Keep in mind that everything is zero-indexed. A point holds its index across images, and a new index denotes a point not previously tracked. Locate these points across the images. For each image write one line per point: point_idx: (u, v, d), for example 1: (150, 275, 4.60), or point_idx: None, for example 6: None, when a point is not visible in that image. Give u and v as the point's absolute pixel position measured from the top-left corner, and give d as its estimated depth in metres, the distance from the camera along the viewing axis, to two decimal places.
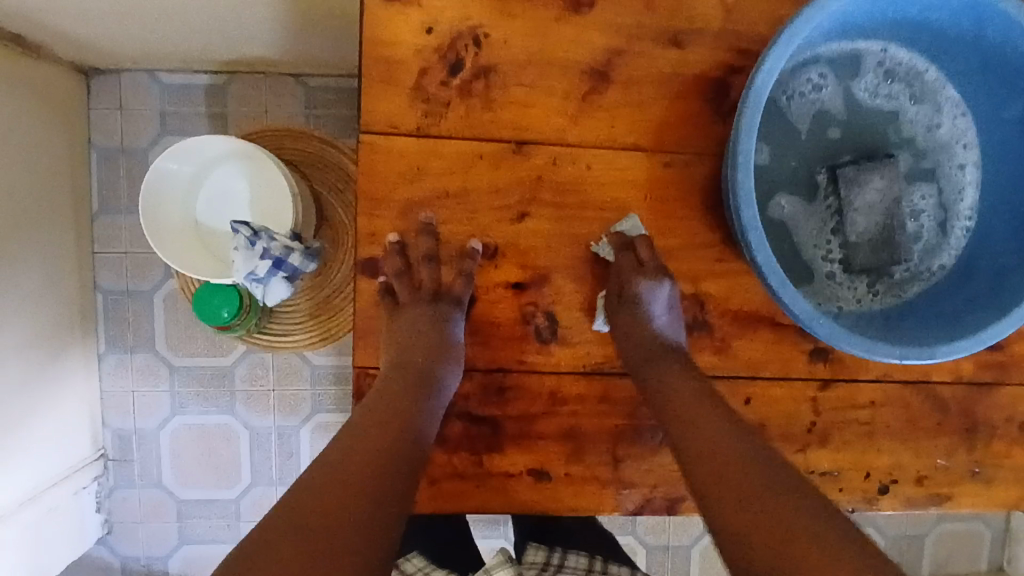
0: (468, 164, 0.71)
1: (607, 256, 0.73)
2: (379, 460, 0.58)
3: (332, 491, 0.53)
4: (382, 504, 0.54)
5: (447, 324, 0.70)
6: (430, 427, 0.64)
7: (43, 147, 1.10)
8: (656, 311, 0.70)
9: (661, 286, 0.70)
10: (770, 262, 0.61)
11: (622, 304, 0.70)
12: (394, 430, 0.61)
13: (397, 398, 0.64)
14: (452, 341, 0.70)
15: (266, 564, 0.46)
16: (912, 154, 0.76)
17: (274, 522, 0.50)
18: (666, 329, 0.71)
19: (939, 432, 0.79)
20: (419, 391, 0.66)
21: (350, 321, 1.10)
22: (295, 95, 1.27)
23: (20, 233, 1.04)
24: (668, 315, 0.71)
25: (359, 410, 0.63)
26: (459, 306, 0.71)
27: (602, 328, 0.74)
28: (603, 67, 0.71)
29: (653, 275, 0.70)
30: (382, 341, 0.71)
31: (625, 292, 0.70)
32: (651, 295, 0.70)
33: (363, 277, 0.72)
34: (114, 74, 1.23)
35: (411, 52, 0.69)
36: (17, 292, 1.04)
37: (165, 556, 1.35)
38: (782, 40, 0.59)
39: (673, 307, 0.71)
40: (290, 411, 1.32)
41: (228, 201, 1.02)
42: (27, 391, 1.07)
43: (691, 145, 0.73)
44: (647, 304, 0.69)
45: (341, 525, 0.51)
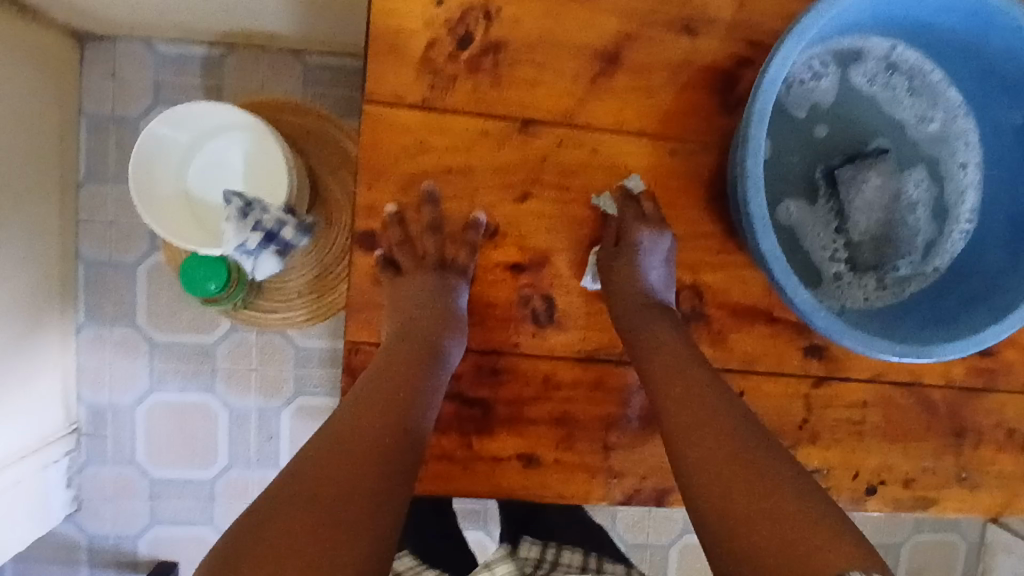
0: (473, 140, 0.70)
1: (607, 210, 0.72)
2: (386, 432, 0.56)
3: (335, 464, 0.52)
4: (390, 476, 0.53)
5: (450, 293, 0.70)
6: (435, 400, 0.63)
7: (30, 111, 1.07)
8: (652, 263, 0.70)
9: (662, 237, 0.70)
10: (775, 252, 0.61)
11: (618, 250, 0.70)
12: (399, 402, 0.60)
13: (401, 369, 0.63)
14: (456, 313, 0.70)
15: (271, 531, 0.46)
16: (912, 152, 0.76)
17: (275, 497, 0.49)
18: (659, 284, 0.71)
19: (927, 435, 0.79)
20: (421, 363, 0.64)
21: (343, 301, 1.09)
22: (294, 72, 1.25)
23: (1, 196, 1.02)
24: (663, 268, 0.71)
25: (361, 382, 0.62)
26: (464, 277, 0.71)
27: (591, 285, 0.72)
28: (613, 51, 0.71)
29: (655, 227, 0.70)
30: (385, 316, 0.70)
31: (623, 239, 0.70)
32: (652, 243, 0.70)
33: (360, 249, 0.70)
34: (108, 40, 1.21)
35: (421, 23, 0.67)
36: None
37: (136, 536, 1.32)
38: (796, 31, 0.59)
39: (668, 261, 0.71)
40: (272, 393, 1.30)
41: (223, 171, 1.00)
42: None
43: (697, 134, 0.73)
44: (645, 253, 0.69)
45: (344, 499, 0.50)
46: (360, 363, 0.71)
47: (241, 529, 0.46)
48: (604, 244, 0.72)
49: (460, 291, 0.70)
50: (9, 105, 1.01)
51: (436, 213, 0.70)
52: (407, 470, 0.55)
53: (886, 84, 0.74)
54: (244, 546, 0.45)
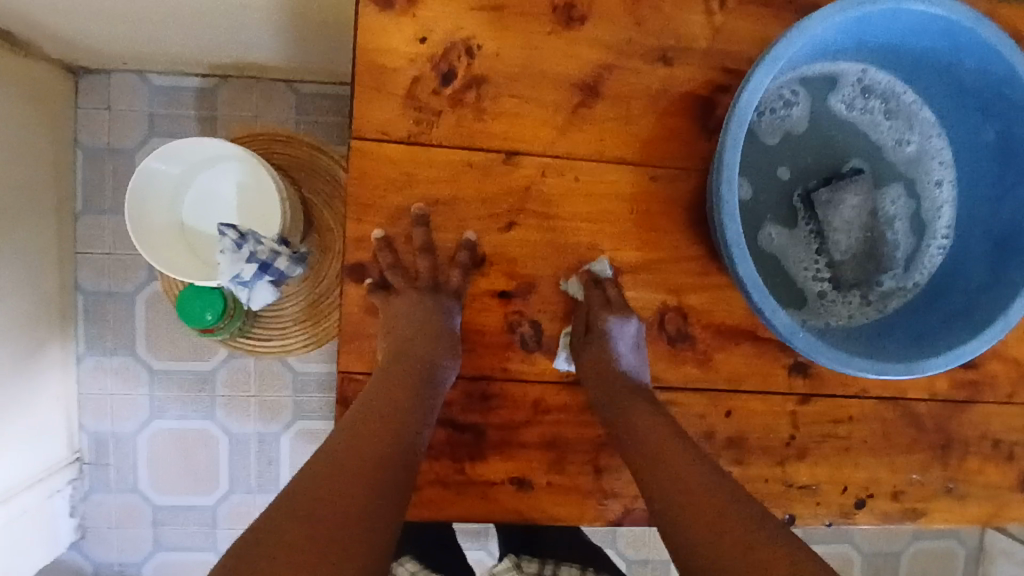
0: (458, 172, 0.72)
1: (576, 295, 0.74)
2: (381, 451, 0.58)
3: (336, 485, 0.53)
4: (387, 496, 0.54)
5: (444, 313, 0.71)
6: (431, 418, 0.65)
7: (27, 144, 1.10)
8: (622, 350, 0.70)
9: (628, 322, 0.70)
10: (752, 276, 0.62)
11: (589, 338, 0.71)
12: (395, 421, 0.61)
13: (397, 388, 0.65)
14: (450, 332, 0.70)
15: (274, 547, 0.47)
16: (888, 170, 0.77)
17: (274, 517, 0.49)
18: (633, 369, 0.70)
19: (914, 447, 0.81)
20: (417, 383, 0.65)
21: (336, 328, 1.10)
22: (287, 101, 1.28)
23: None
24: (634, 354, 0.71)
25: (357, 402, 0.63)
26: (456, 298, 0.72)
27: (564, 366, 0.74)
28: (593, 81, 0.73)
29: (621, 312, 0.71)
30: (380, 340, 0.71)
31: (592, 328, 0.70)
32: (620, 329, 0.70)
33: (350, 281, 0.72)
34: (104, 75, 1.24)
35: (405, 60, 0.69)
36: None
37: (140, 563, 1.33)
38: (765, 62, 0.61)
39: (638, 345, 0.72)
40: (271, 418, 1.31)
41: (215, 202, 1.02)
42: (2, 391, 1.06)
43: (677, 160, 0.75)
44: (613, 339, 0.70)
45: (344, 517, 0.51)
46: (353, 393, 0.73)
47: (242, 547, 0.47)
48: (574, 329, 0.73)
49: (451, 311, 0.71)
50: (6, 141, 1.03)
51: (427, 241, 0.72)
52: (403, 488, 0.56)
53: (860, 106, 0.76)
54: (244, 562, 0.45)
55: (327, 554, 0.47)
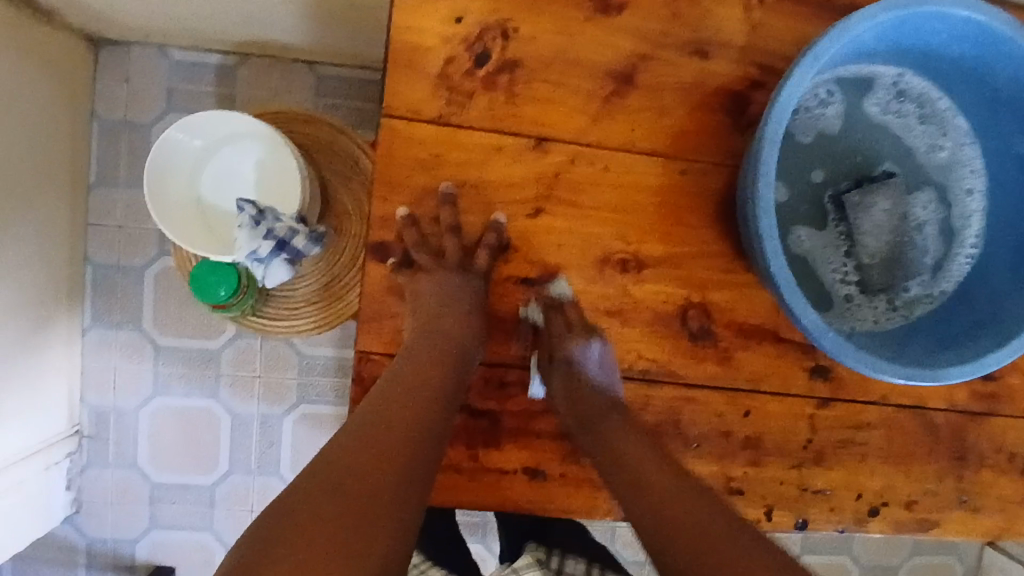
0: (487, 156, 0.71)
1: (535, 319, 0.72)
2: (406, 430, 0.57)
3: (365, 461, 0.53)
4: (414, 474, 0.54)
5: (471, 295, 0.70)
6: (454, 400, 0.64)
7: (45, 112, 1.10)
8: (589, 370, 0.69)
9: (592, 345, 0.69)
10: (784, 273, 0.61)
11: (555, 366, 0.69)
12: (421, 400, 0.61)
13: (421, 367, 0.64)
14: (477, 315, 0.70)
15: (304, 519, 0.47)
16: (919, 176, 0.76)
17: (303, 491, 0.49)
18: (603, 383, 0.69)
19: (931, 457, 0.80)
20: (444, 364, 0.65)
21: (351, 310, 1.09)
22: (306, 82, 1.27)
23: (14, 199, 1.04)
24: (602, 373, 0.70)
25: (381, 381, 0.63)
26: (485, 281, 0.71)
27: (538, 394, 0.72)
28: (628, 71, 0.72)
29: (581, 335, 0.69)
30: (405, 319, 0.70)
31: (555, 356, 0.69)
32: (583, 353, 0.68)
33: (373, 260, 0.71)
34: (124, 48, 1.24)
35: (440, 39, 0.69)
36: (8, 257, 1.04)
37: (134, 540, 1.33)
38: (807, 58, 0.60)
39: (607, 364, 0.70)
40: (275, 399, 1.31)
41: (236, 179, 1.01)
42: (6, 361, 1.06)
43: (708, 154, 0.74)
44: (577, 362, 0.68)
45: (373, 493, 0.50)
46: (371, 373, 0.72)
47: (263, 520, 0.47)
48: (540, 353, 0.71)
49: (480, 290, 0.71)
50: (21, 107, 1.03)
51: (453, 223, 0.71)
52: (427, 469, 0.56)
53: (894, 110, 0.75)
54: (270, 540, 0.45)
55: (360, 531, 0.47)
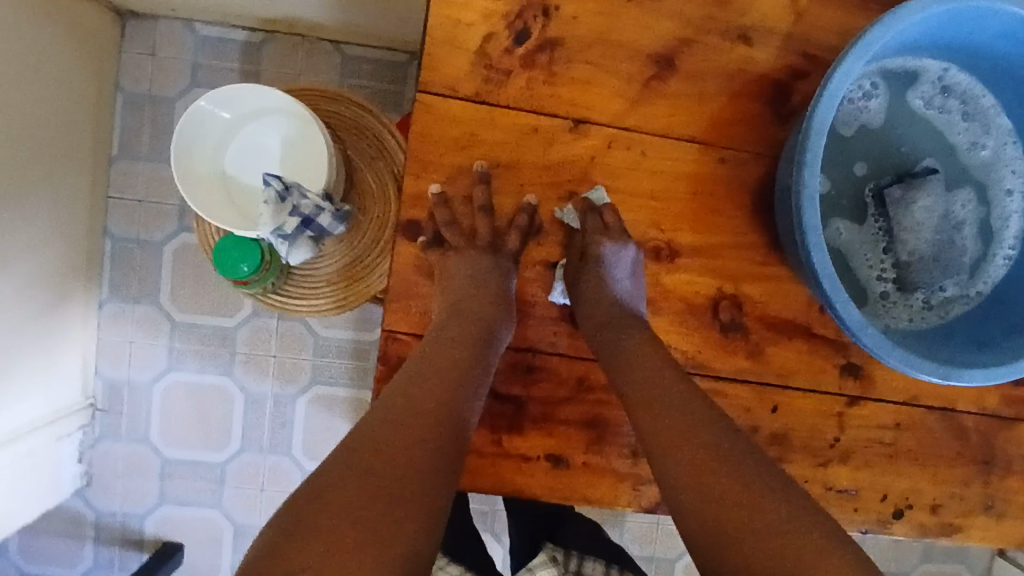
0: (522, 137, 0.70)
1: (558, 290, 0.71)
2: (435, 413, 0.56)
3: (392, 442, 0.52)
4: (441, 457, 0.53)
5: (501, 275, 0.69)
6: (483, 384, 0.63)
7: (70, 81, 1.09)
8: (617, 276, 0.68)
9: (626, 249, 0.69)
10: (826, 266, 0.60)
11: (584, 266, 0.69)
12: (450, 383, 0.60)
13: (451, 349, 0.63)
14: (506, 295, 0.69)
15: (332, 503, 0.46)
16: (961, 174, 0.74)
17: (331, 472, 0.49)
18: (628, 296, 0.69)
19: (958, 461, 0.79)
20: (474, 344, 0.64)
21: (374, 290, 1.07)
22: (331, 61, 1.26)
23: (37, 166, 1.04)
24: (630, 280, 0.69)
25: (410, 361, 0.62)
26: (514, 262, 0.70)
27: (561, 299, 0.71)
28: (668, 55, 0.71)
29: (616, 237, 0.69)
30: (435, 299, 0.69)
31: (587, 255, 0.68)
32: (614, 256, 0.68)
33: (402, 238, 0.70)
34: (150, 20, 1.23)
35: (480, 15, 0.68)
36: (28, 224, 1.03)
37: (142, 515, 1.33)
38: (860, 45, 0.58)
39: (636, 273, 0.70)
40: (289, 380, 1.31)
41: (261, 153, 1.00)
42: (23, 330, 1.06)
43: (747, 143, 0.72)
44: (608, 267, 0.68)
45: (401, 476, 0.50)
46: (396, 353, 0.71)
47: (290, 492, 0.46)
48: (569, 258, 0.71)
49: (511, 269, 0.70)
50: (47, 74, 1.02)
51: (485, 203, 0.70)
52: (455, 452, 0.55)
53: (937, 105, 0.73)
54: (297, 524, 0.44)
55: (389, 515, 0.46)
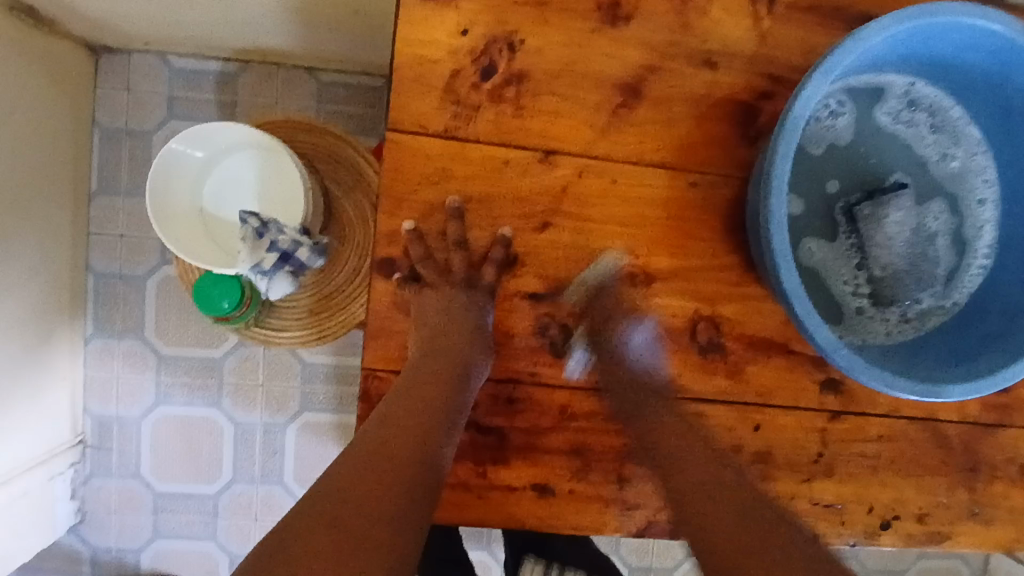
0: (493, 170, 0.70)
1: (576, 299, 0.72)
2: (411, 453, 0.56)
3: (363, 487, 0.51)
4: (413, 499, 0.53)
5: (477, 312, 0.70)
6: (459, 420, 0.63)
7: (45, 120, 1.09)
8: (635, 343, 0.71)
9: (643, 326, 0.71)
10: (797, 289, 0.61)
11: (604, 341, 0.71)
12: (427, 421, 0.60)
13: (427, 386, 0.63)
14: (482, 330, 0.69)
15: (300, 550, 0.45)
16: (931, 185, 0.75)
17: (299, 517, 0.48)
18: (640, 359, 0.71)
19: (942, 469, 0.79)
20: (449, 380, 0.64)
21: (357, 319, 1.07)
22: (307, 89, 1.27)
23: (15, 208, 1.03)
24: (647, 351, 0.72)
25: (386, 399, 0.62)
26: (491, 297, 0.71)
27: (574, 372, 0.72)
28: (636, 82, 0.71)
29: (636, 315, 0.71)
30: (413, 333, 0.70)
31: (603, 332, 0.70)
32: (634, 332, 0.71)
33: (379, 275, 0.70)
34: (124, 55, 1.23)
35: (446, 52, 0.68)
36: (9, 265, 1.03)
37: (138, 549, 1.32)
38: (821, 70, 0.59)
39: (651, 348, 0.72)
40: (278, 408, 1.30)
41: (239, 188, 1.00)
42: (9, 371, 1.05)
43: (717, 166, 0.73)
44: (625, 335, 0.70)
45: (372, 520, 0.49)
46: (377, 391, 0.71)
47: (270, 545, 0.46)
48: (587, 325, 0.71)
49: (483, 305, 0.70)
50: (21, 115, 1.03)
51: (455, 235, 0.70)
52: (429, 493, 0.55)
53: (904, 119, 0.74)
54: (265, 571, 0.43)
55: (359, 563, 0.45)
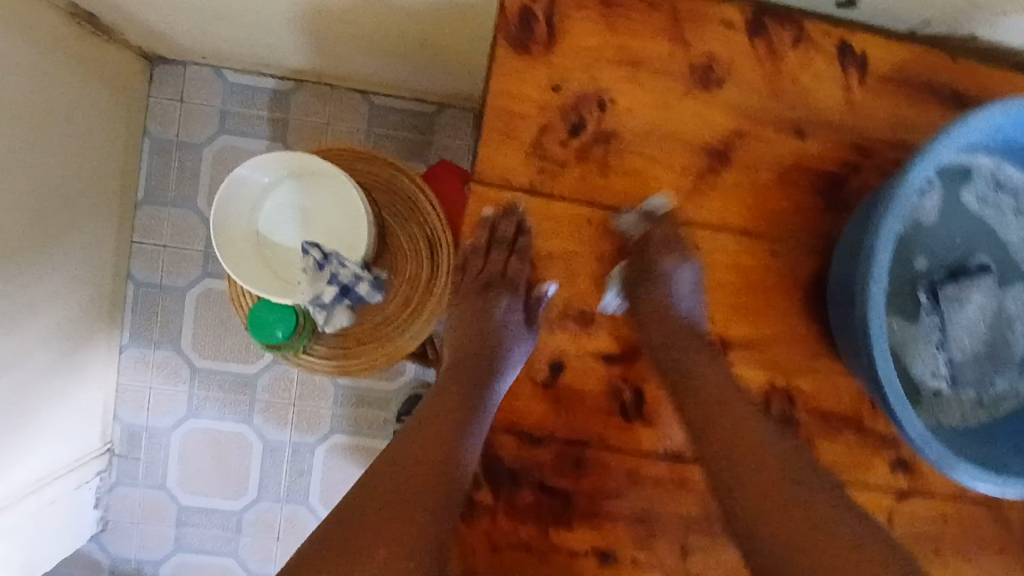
0: (577, 228, 0.70)
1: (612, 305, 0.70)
2: (423, 464, 0.57)
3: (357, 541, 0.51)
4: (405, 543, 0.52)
5: (507, 345, 0.68)
6: (474, 439, 0.61)
7: (97, 128, 1.09)
8: (678, 292, 0.69)
9: (684, 266, 0.69)
10: (890, 375, 0.60)
11: (647, 283, 0.68)
12: (446, 429, 0.60)
13: (448, 398, 0.63)
14: (507, 358, 0.68)
15: None
16: (1017, 267, 0.73)
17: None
18: (688, 314, 0.69)
19: (1010, 557, 0.77)
20: (467, 406, 0.63)
21: (409, 346, 1.01)
22: (359, 111, 1.25)
23: (64, 218, 1.03)
24: (691, 295, 0.69)
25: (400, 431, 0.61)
26: (527, 330, 0.70)
27: (610, 306, 0.70)
28: (723, 148, 0.70)
29: (679, 256, 0.69)
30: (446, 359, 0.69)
31: (649, 270, 0.68)
32: (676, 272, 0.68)
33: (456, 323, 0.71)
34: (180, 66, 1.23)
35: (536, 108, 0.68)
36: (53, 274, 1.02)
37: (158, 561, 1.30)
38: (925, 158, 0.58)
39: (696, 288, 0.70)
40: (307, 428, 1.28)
41: (293, 216, 1.00)
42: (49, 381, 1.06)
43: (800, 236, 0.72)
44: (670, 283, 0.68)
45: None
46: None
47: None
48: (631, 261, 0.69)
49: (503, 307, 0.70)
50: (76, 125, 1.03)
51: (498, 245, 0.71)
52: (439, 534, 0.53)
53: (990, 201, 0.72)
54: None
55: None
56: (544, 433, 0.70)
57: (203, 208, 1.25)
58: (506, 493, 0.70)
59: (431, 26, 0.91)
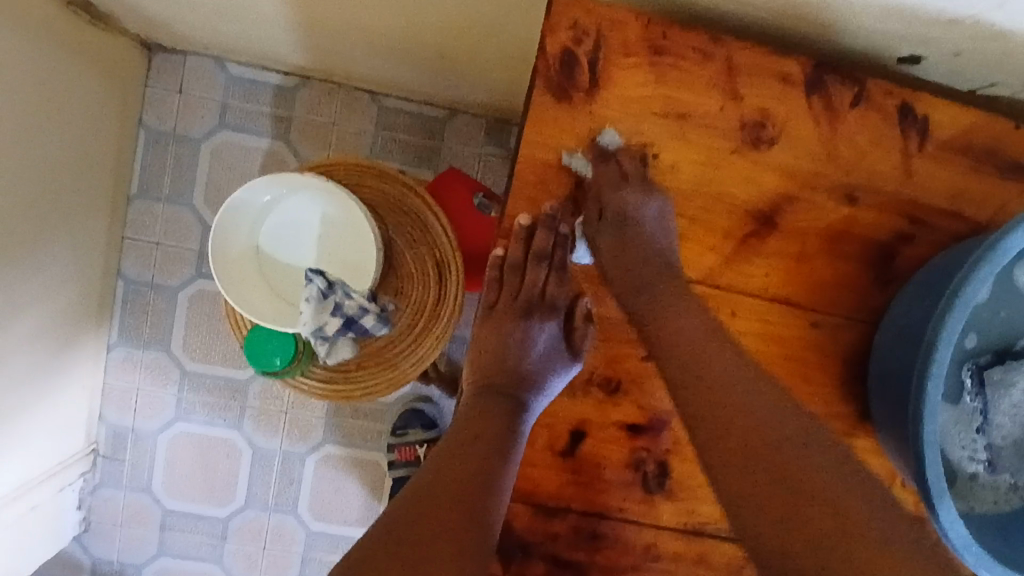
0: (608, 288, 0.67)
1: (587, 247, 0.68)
2: (467, 472, 0.55)
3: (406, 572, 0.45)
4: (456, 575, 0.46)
5: (547, 369, 0.66)
6: (504, 487, 0.57)
7: (93, 118, 0.99)
8: (647, 230, 0.63)
9: (648, 202, 0.63)
10: (939, 480, 0.55)
11: (602, 227, 0.65)
12: (485, 452, 0.58)
13: (480, 420, 0.61)
14: (544, 386, 0.65)
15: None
16: None
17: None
18: (660, 241, 0.64)
19: None
20: (499, 445, 0.59)
21: (410, 376, 0.92)
22: (367, 113, 1.14)
23: (56, 214, 0.94)
24: (660, 230, 0.64)
25: (432, 459, 0.57)
26: (572, 358, 0.67)
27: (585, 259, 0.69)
28: (770, 212, 0.66)
29: (639, 191, 0.63)
30: (471, 385, 0.68)
31: (604, 213, 0.64)
32: (637, 207, 0.63)
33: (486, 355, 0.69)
34: (180, 54, 1.12)
35: (573, 157, 0.65)
36: (44, 274, 0.93)
37: (140, 565, 1.20)
38: (996, 250, 0.52)
39: (666, 219, 0.64)
40: (299, 436, 1.17)
41: (299, 234, 0.93)
42: (34, 384, 0.96)
43: (843, 308, 0.68)
44: (632, 219, 0.63)
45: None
46: None
47: None
48: (587, 218, 0.66)
49: (543, 331, 0.68)
50: (74, 114, 0.94)
51: (538, 274, 0.69)
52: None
53: None
54: None
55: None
56: (562, 503, 0.67)
57: (199, 205, 1.14)
58: (517, 565, 0.66)
59: (453, 35, 0.81)
